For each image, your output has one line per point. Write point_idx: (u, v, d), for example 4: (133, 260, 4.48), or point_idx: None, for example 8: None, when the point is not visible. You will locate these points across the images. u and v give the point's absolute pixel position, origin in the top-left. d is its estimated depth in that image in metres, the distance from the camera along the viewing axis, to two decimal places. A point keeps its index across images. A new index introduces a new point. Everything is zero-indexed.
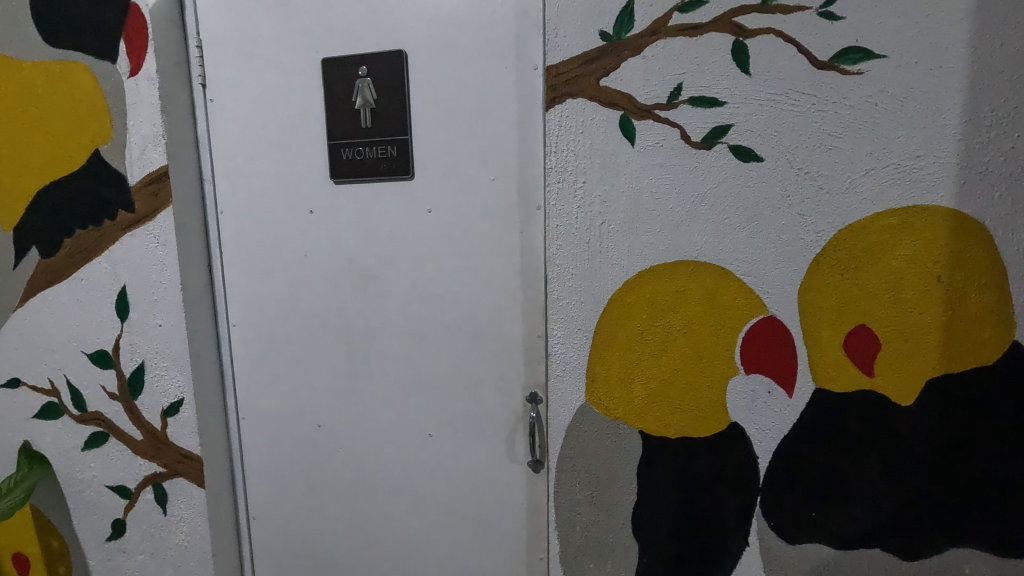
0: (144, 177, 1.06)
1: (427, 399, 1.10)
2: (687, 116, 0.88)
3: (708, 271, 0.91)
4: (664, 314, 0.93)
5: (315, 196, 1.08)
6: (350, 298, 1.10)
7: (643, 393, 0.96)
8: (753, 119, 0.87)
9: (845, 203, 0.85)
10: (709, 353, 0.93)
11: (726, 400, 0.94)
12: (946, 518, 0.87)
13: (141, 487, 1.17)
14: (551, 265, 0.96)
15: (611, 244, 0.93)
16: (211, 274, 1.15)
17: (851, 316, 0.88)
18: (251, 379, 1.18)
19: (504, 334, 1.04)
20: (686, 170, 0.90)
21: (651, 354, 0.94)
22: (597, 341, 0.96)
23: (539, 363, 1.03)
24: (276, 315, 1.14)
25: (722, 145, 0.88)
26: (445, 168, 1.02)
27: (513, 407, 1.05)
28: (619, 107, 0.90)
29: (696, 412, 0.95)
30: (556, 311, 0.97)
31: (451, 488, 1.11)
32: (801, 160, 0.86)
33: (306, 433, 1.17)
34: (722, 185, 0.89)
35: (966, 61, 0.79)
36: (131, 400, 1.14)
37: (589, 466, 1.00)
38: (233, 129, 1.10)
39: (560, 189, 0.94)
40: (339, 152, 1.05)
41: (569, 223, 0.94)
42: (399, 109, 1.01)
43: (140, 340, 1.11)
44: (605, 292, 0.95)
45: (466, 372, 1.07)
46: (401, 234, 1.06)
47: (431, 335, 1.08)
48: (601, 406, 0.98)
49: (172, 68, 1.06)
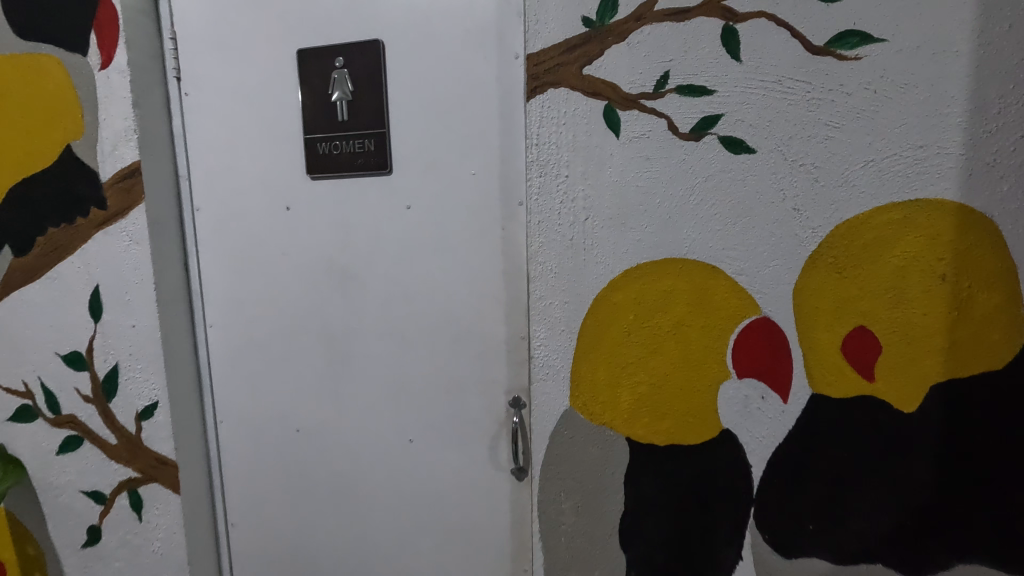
0: (116, 174, 1.02)
1: (408, 403, 1.05)
2: (674, 106, 0.84)
3: (699, 270, 0.86)
4: (652, 314, 0.88)
5: (292, 192, 1.04)
6: (329, 298, 1.06)
7: (630, 398, 0.91)
8: (745, 109, 0.82)
9: (843, 197, 0.80)
10: (699, 357, 0.88)
11: (718, 406, 0.89)
12: (952, 532, 0.82)
13: (116, 493, 1.14)
14: (533, 264, 0.92)
15: (596, 243, 0.89)
16: (188, 274, 1.12)
17: (850, 317, 0.82)
18: (229, 381, 1.15)
19: (486, 335, 1.00)
20: (674, 163, 0.85)
21: (639, 358, 0.90)
22: (583, 344, 0.92)
23: (523, 366, 0.98)
24: (254, 316, 1.11)
25: (711, 137, 0.83)
26: (424, 163, 0.98)
27: (496, 412, 1.01)
28: (604, 97, 0.85)
29: (686, 418, 0.90)
30: (538, 312, 0.93)
31: (433, 496, 1.07)
32: (796, 151, 0.81)
33: (286, 437, 1.13)
34: (713, 178, 0.84)
35: (971, 44, 0.74)
36: (105, 404, 1.11)
37: (574, 474, 0.95)
38: (209, 124, 1.06)
39: (543, 184, 0.90)
40: (316, 146, 1.01)
41: (552, 220, 0.90)
42: (377, 100, 0.98)
43: (113, 341, 1.08)
44: (590, 293, 0.90)
45: (447, 375, 1.02)
46: (381, 231, 1.02)
47: (412, 336, 1.03)
48: (586, 412, 0.93)
49: (146, 61, 1.03)
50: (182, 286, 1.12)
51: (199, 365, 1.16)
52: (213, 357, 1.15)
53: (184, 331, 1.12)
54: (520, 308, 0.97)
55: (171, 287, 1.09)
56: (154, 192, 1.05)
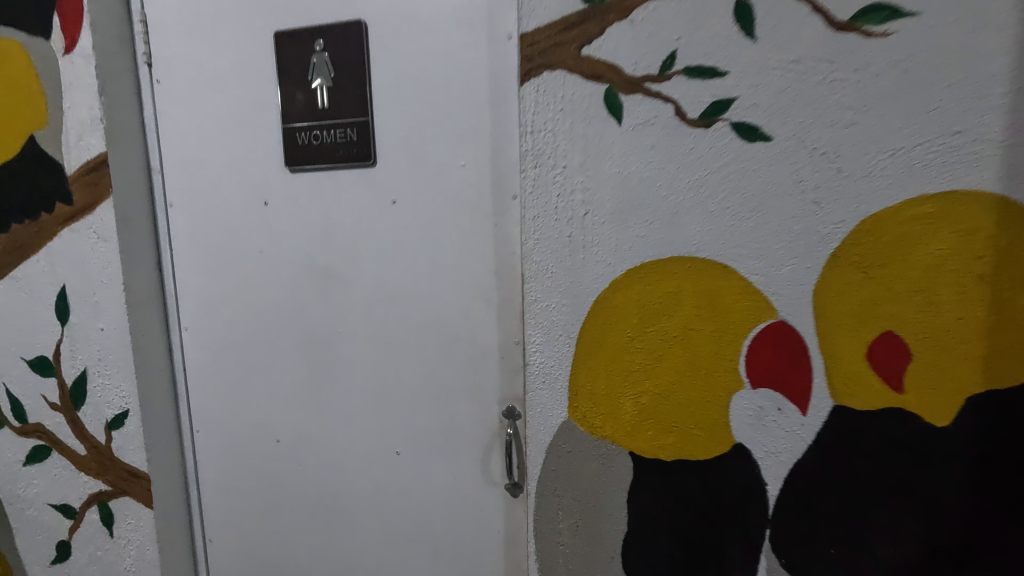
0: (82, 166, 0.96)
1: (394, 413, 0.98)
2: (682, 89, 0.76)
3: (709, 271, 0.79)
4: (657, 318, 0.81)
5: (270, 186, 0.97)
6: (310, 300, 0.99)
7: (633, 409, 0.83)
8: (760, 92, 0.74)
9: (868, 189, 0.73)
10: (707, 365, 0.81)
11: (729, 418, 0.81)
12: (991, 561, 0.73)
13: (86, 507, 1.07)
14: (527, 264, 0.84)
15: (596, 240, 0.81)
16: (162, 274, 1.05)
17: (875, 322, 0.75)
18: (207, 388, 1.08)
19: (478, 340, 0.92)
20: (682, 153, 0.77)
21: (642, 366, 0.82)
22: (581, 350, 0.84)
23: (517, 374, 0.91)
24: (232, 318, 1.04)
25: (722, 123, 0.76)
26: (411, 154, 0.91)
27: (488, 423, 0.93)
28: (604, 80, 0.78)
29: (694, 431, 0.82)
30: (533, 316, 0.85)
31: (422, 512, 1.00)
32: (816, 139, 0.73)
33: (266, 448, 1.06)
34: (724, 168, 0.76)
35: (1015, 17, 0.66)
36: (73, 412, 1.04)
37: (573, 491, 0.88)
38: (182, 113, 1.00)
39: (537, 176, 0.82)
40: (294, 136, 0.94)
41: (548, 215, 0.82)
42: (360, 86, 0.90)
43: (81, 346, 1.01)
44: (589, 294, 0.83)
45: (436, 383, 0.95)
46: (365, 228, 0.95)
47: (398, 341, 0.96)
48: (585, 424, 0.86)
49: (114, 46, 0.96)
50: (156, 285, 1.05)
51: (174, 370, 1.09)
52: (189, 361, 1.08)
53: (158, 334, 1.06)
54: (514, 310, 0.90)
55: (143, 287, 1.02)
56: (123, 186, 0.98)
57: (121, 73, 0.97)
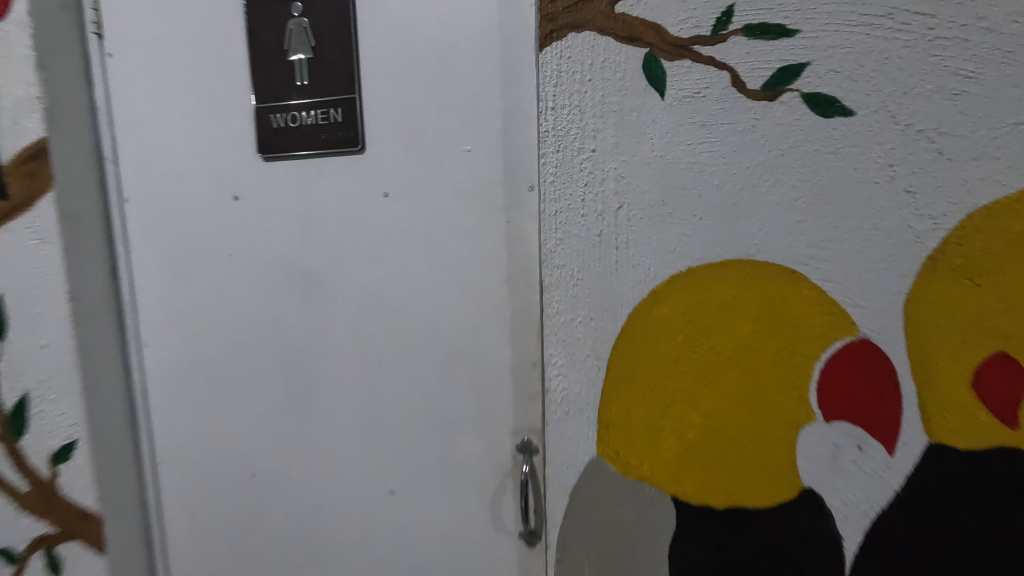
0: (20, 153, 0.81)
1: (387, 445, 0.83)
2: (740, 52, 0.61)
3: (772, 276, 0.64)
4: (706, 335, 0.66)
5: (241, 178, 0.83)
6: (288, 312, 0.84)
7: (677, 445, 0.69)
8: (840, 55, 0.59)
9: (980, 175, 0.57)
10: (769, 392, 0.66)
11: (796, 458, 0.66)
12: None
13: (28, 555, 0.91)
14: (548, 269, 0.70)
15: (632, 240, 0.66)
16: (117, 281, 0.90)
17: (986, 341, 0.59)
18: (169, 414, 0.93)
19: (486, 361, 0.77)
20: (740, 132, 0.62)
21: (687, 393, 0.67)
22: (613, 374, 0.69)
23: (533, 401, 0.76)
24: (198, 333, 0.89)
25: (791, 94, 0.61)
26: (406, 138, 0.76)
27: (499, 458, 0.78)
28: (643, 43, 0.63)
29: (752, 473, 0.67)
30: (556, 330, 0.71)
31: (419, 563, 0.84)
32: (911, 112, 0.59)
33: (238, 483, 0.91)
34: (793, 150, 0.62)
35: None
36: (11, 443, 0.88)
37: (602, 542, 0.73)
38: (139, 93, 0.85)
39: (560, 163, 0.68)
40: (269, 118, 0.80)
41: (573, 210, 0.68)
42: (347, 61, 0.77)
43: (21, 365, 0.86)
44: (623, 306, 0.68)
45: (436, 410, 0.80)
46: (352, 227, 0.80)
47: (391, 360, 0.81)
48: (618, 463, 0.71)
49: (57, 13, 0.81)
50: (105, 296, 0.89)
51: (132, 394, 0.94)
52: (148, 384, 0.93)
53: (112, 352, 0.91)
54: (529, 326, 0.74)
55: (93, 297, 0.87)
56: (69, 178, 0.83)
57: (64, 45, 0.83)
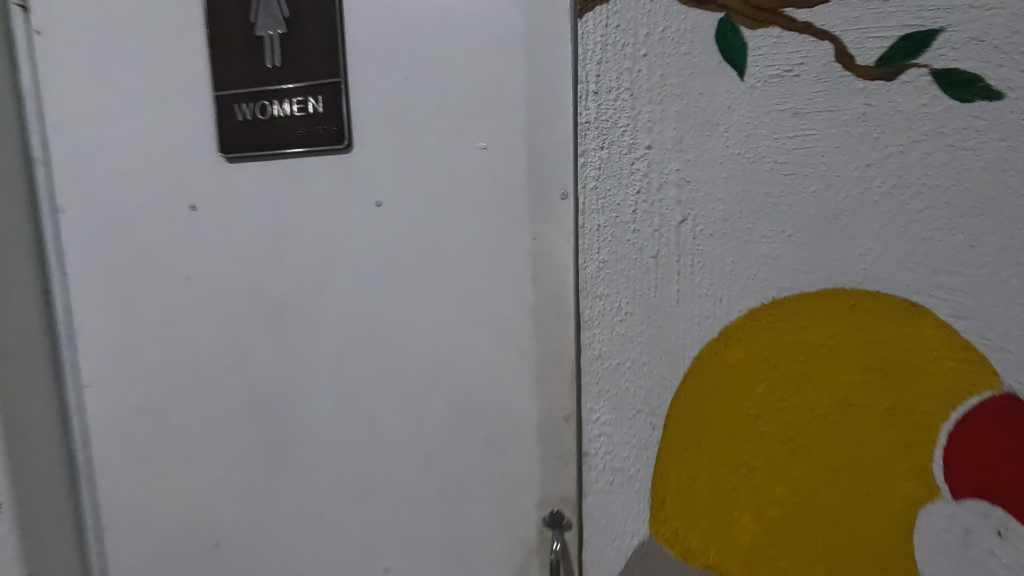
0: None
1: (381, 511, 0.67)
2: (846, 18, 0.46)
3: (883, 309, 0.48)
4: (792, 384, 0.51)
5: (200, 185, 0.67)
6: (259, 350, 0.69)
7: (754, 527, 0.53)
8: (988, 17, 0.44)
9: None
10: (877, 460, 0.50)
11: (918, 552, 0.49)
12: None
13: None
14: (586, 299, 0.55)
15: (698, 262, 0.51)
16: (50, 311, 0.74)
17: None
18: (118, 467, 0.76)
19: (506, 412, 0.62)
20: (846, 122, 0.47)
21: (771, 456, 0.52)
22: (671, 434, 0.54)
23: (565, 462, 0.61)
24: (149, 374, 0.73)
25: (914, 73, 0.45)
26: (405, 135, 0.61)
27: (521, 532, 0.63)
28: (716, 7, 0.48)
29: (856, 568, 0.51)
30: (595, 379, 0.56)
31: None
32: None
33: (199, 554, 0.75)
34: (921, 146, 0.46)
35: None
36: None
37: None
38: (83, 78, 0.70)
39: (605, 164, 0.53)
40: (231, 107, 0.65)
41: (621, 223, 0.53)
42: (332, 47, 0.62)
43: None
44: (685, 347, 0.53)
45: (442, 472, 0.65)
46: (338, 245, 0.65)
47: (386, 410, 0.66)
48: (679, 547, 0.55)
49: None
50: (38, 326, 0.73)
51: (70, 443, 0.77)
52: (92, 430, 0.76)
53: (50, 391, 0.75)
54: (562, 370, 0.59)
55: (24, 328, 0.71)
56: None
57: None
